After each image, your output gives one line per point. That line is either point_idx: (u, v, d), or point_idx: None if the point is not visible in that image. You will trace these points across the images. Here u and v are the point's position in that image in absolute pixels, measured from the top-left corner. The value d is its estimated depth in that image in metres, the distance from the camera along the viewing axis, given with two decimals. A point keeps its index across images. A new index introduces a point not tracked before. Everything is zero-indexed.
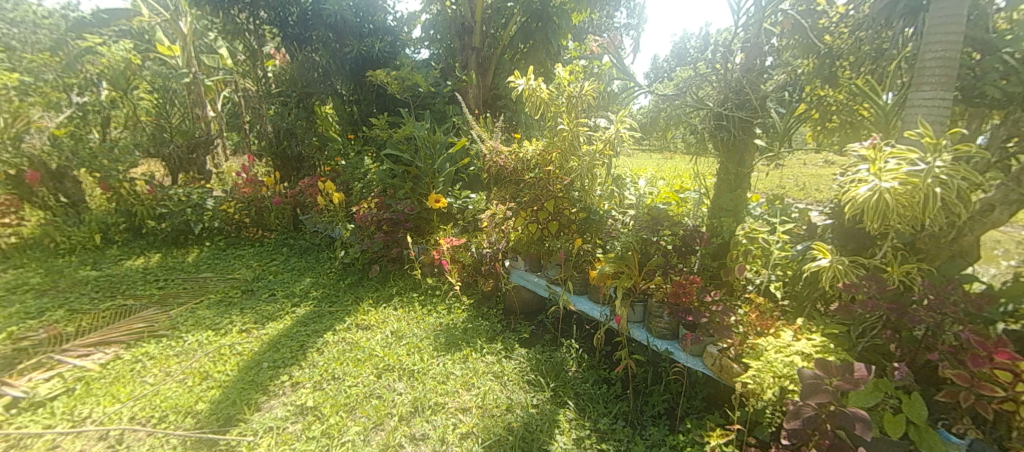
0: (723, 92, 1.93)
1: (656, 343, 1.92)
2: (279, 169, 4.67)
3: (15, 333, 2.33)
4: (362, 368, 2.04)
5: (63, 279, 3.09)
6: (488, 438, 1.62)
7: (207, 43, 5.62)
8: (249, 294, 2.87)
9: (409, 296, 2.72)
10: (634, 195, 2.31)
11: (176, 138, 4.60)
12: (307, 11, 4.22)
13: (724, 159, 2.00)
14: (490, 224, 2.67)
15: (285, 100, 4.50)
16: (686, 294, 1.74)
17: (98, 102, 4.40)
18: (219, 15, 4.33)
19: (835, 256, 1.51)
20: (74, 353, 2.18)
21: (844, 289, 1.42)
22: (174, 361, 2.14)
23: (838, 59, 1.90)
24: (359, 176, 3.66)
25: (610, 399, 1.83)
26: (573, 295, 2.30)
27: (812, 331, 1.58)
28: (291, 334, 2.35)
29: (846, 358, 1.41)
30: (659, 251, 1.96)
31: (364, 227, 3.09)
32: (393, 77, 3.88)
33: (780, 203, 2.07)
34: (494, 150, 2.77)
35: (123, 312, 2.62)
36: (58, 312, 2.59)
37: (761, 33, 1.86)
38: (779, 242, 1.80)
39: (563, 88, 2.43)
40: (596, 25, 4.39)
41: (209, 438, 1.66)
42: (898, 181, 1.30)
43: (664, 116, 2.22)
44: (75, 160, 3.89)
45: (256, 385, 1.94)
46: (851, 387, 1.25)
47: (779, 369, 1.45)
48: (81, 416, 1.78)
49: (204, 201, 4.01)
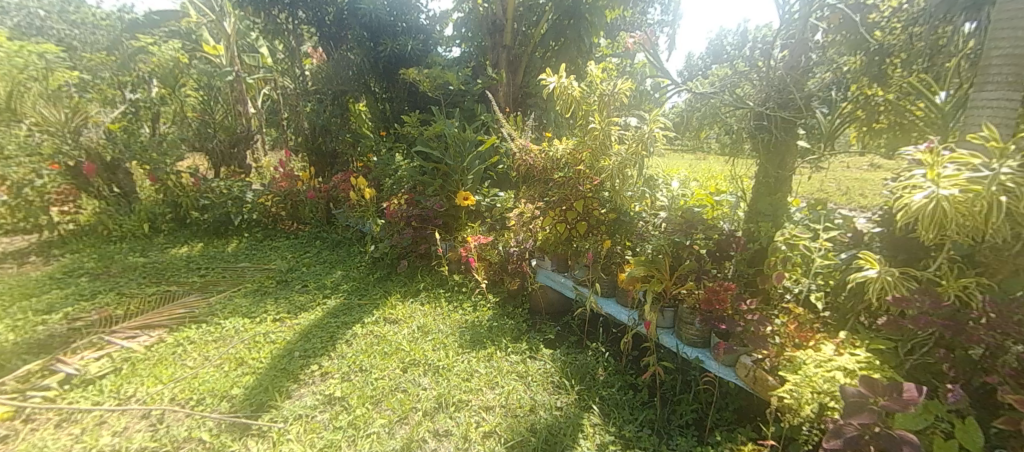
0: (765, 91, 1.82)
1: (686, 350, 1.88)
2: (315, 165, 4.80)
3: (70, 314, 2.49)
4: (389, 361, 2.07)
5: (114, 264, 3.27)
6: (512, 438, 1.62)
7: (250, 43, 5.85)
8: (283, 284, 2.96)
9: (435, 292, 2.75)
10: (667, 196, 2.19)
11: (219, 133, 4.80)
12: (343, 11, 4.34)
13: (764, 162, 1.89)
14: (518, 223, 2.64)
15: (321, 97, 4.60)
16: (720, 302, 1.69)
17: (149, 99, 4.70)
18: (261, 15, 4.45)
19: (884, 267, 1.44)
20: (122, 334, 2.30)
21: (893, 303, 1.34)
22: (212, 347, 2.22)
23: (888, 56, 1.77)
24: (390, 172, 3.71)
25: (636, 406, 1.79)
26: (601, 298, 2.28)
27: (856, 346, 1.51)
28: (322, 325, 2.41)
29: (893, 377, 1.34)
30: (692, 255, 1.91)
31: (395, 222, 3.15)
32: (425, 75, 3.94)
33: (823, 208, 1.98)
34: (523, 148, 2.79)
35: (167, 297, 2.75)
36: (109, 295, 2.75)
37: (808, 29, 1.74)
38: (820, 250, 1.73)
39: (595, 86, 2.38)
40: (628, 22, 4.30)
41: (242, 422, 1.72)
42: (958, 188, 1.21)
43: (698, 115, 2.12)
44: (127, 153, 4.10)
45: (287, 373, 2.00)
46: (898, 408, 1.17)
47: (819, 385, 1.40)
48: (126, 394, 1.89)
49: (244, 194, 4.15)
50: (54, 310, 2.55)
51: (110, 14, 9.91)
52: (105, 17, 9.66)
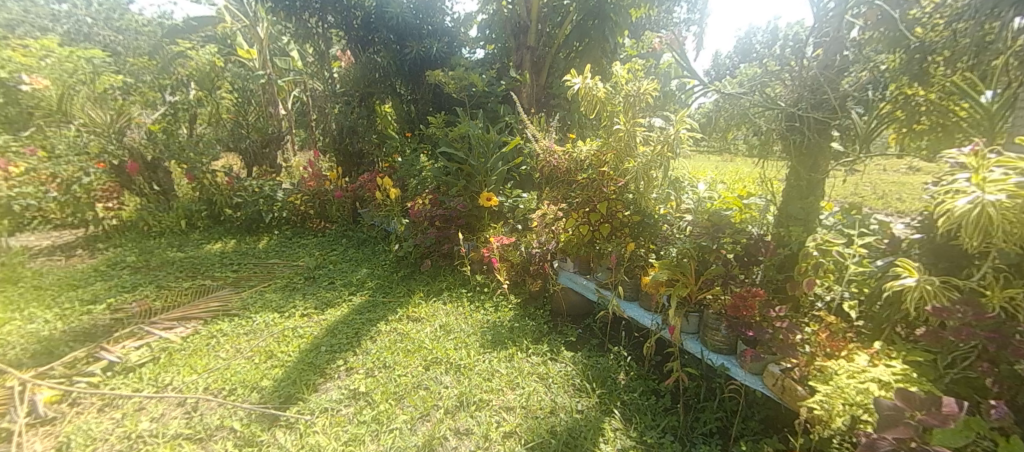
0: (797, 91, 1.76)
1: (711, 357, 1.84)
2: (342, 165, 4.89)
3: (113, 305, 2.62)
4: (412, 358, 2.10)
5: (154, 259, 3.42)
6: (532, 439, 1.62)
7: (281, 46, 6.04)
8: (311, 281, 3.04)
9: (458, 291, 2.78)
10: (693, 199, 2.18)
11: (252, 134, 4.96)
12: (371, 14, 4.41)
13: (795, 165, 1.82)
14: (540, 224, 2.66)
15: (349, 99, 4.73)
16: (748, 308, 1.66)
17: (187, 101, 4.90)
18: (293, 20, 4.59)
19: (923, 276, 1.37)
20: (161, 325, 2.40)
21: (933, 313, 1.28)
22: (243, 340, 2.30)
23: (931, 54, 1.58)
24: (414, 173, 3.76)
25: (658, 412, 1.77)
26: (624, 301, 2.26)
27: (892, 357, 1.45)
28: (348, 321, 2.46)
29: (931, 390, 1.28)
30: (719, 260, 1.87)
31: (419, 222, 3.20)
32: (450, 77, 4.03)
33: (858, 212, 1.89)
34: (547, 149, 2.80)
35: (203, 290, 2.87)
36: (148, 288, 2.89)
37: (843, 26, 1.66)
38: (855, 256, 1.67)
39: (620, 86, 2.34)
40: (654, 21, 4.25)
41: (271, 413, 1.78)
42: (1006, 194, 1.15)
43: (726, 115, 2.06)
44: (166, 153, 4.29)
45: (314, 367, 2.05)
46: (937, 423, 1.12)
47: (851, 397, 1.35)
48: (163, 382, 1.97)
49: (275, 193, 4.26)
50: (99, 301, 2.69)
51: (151, 21, 10.52)
52: (147, 24, 10.29)
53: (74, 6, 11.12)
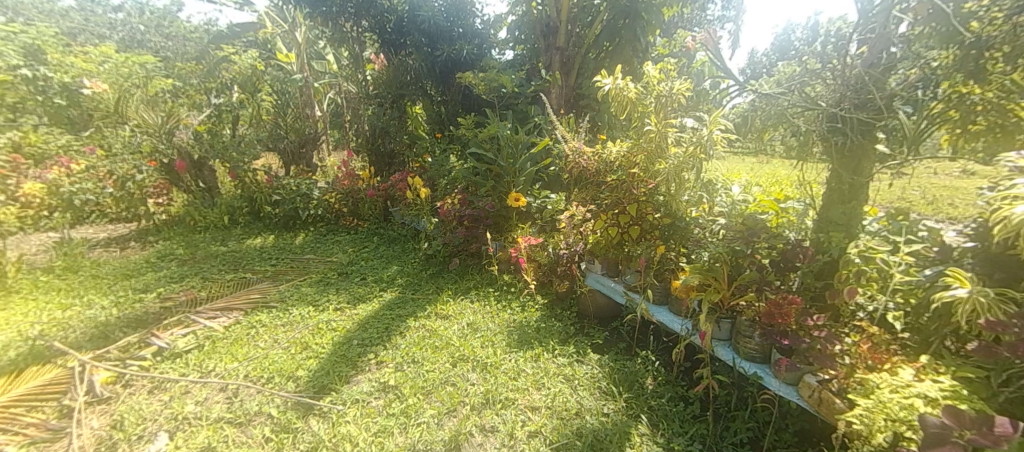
0: (840, 91, 1.70)
1: (743, 365, 1.79)
2: (374, 164, 5.01)
3: (163, 294, 2.79)
4: (439, 354, 2.14)
5: (199, 252, 3.61)
6: (557, 440, 1.62)
7: (318, 50, 6.25)
8: (344, 276, 3.14)
9: (485, 290, 2.81)
10: (727, 202, 2.10)
11: (290, 135, 5.16)
12: (403, 18, 4.54)
13: (836, 167, 1.76)
14: (569, 225, 2.65)
15: (382, 101, 4.87)
16: (783, 315, 1.60)
17: (231, 104, 5.14)
18: (329, 25, 4.79)
19: (977, 287, 1.29)
20: (205, 315, 2.53)
21: (986, 326, 1.21)
22: (280, 331, 2.40)
23: (988, 49, 1.44)
24: (444, 172, 3.82)
25: (687, 419, 1.74)
26: (653, 305, 2.24)
27: (939, 373, 1.37)
28: (378, 316, 2.53)
29: (983, 409, 1.21)
30: (753, 265, 1.81)
31: (448, 221, 3.26)
32: (481, 79, 4.06)
33: (905, 218, 1.81)
34: (577, 151, 2.79)
35: (243, 282, 3.00)
36: (194, 279, 3.05)
37: (890, 21, 1.59)
38: (901, 264, 1.57)
39: (651, 87, 2.29)
40: (686, 19, 4.15)
41: (306, 402, 1.84)
42: None
43: (761, 115, 1.99)
44: (211, 152, 4.51)
45: (347, 359, 2.12)
46: (988, 443, 1.05)
47: (893, 412, 1.29)
48: (207, 368, 2.08)
49: (311, 191, 4.41)
50: (150, 289, 2.86)
51: (197, 28, 11.06)
52: (195, 29, 11.04)
53: (131, 17, 12.15)
